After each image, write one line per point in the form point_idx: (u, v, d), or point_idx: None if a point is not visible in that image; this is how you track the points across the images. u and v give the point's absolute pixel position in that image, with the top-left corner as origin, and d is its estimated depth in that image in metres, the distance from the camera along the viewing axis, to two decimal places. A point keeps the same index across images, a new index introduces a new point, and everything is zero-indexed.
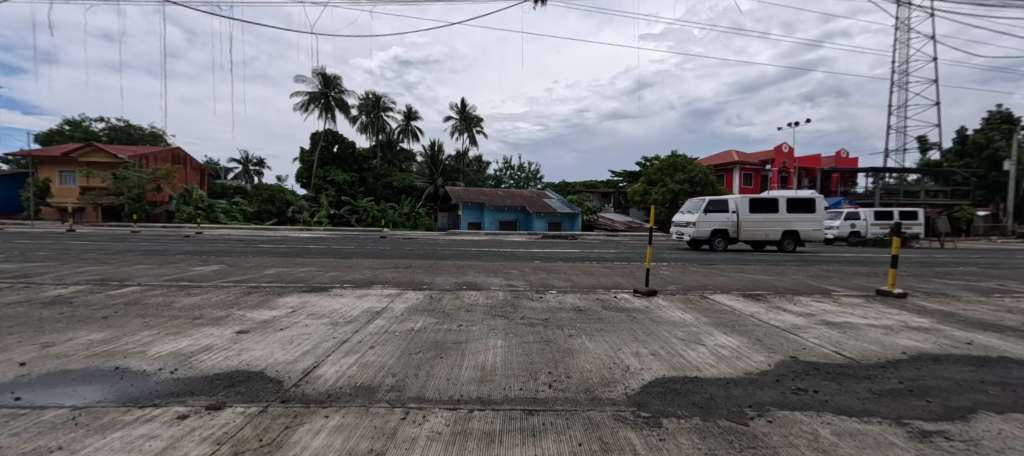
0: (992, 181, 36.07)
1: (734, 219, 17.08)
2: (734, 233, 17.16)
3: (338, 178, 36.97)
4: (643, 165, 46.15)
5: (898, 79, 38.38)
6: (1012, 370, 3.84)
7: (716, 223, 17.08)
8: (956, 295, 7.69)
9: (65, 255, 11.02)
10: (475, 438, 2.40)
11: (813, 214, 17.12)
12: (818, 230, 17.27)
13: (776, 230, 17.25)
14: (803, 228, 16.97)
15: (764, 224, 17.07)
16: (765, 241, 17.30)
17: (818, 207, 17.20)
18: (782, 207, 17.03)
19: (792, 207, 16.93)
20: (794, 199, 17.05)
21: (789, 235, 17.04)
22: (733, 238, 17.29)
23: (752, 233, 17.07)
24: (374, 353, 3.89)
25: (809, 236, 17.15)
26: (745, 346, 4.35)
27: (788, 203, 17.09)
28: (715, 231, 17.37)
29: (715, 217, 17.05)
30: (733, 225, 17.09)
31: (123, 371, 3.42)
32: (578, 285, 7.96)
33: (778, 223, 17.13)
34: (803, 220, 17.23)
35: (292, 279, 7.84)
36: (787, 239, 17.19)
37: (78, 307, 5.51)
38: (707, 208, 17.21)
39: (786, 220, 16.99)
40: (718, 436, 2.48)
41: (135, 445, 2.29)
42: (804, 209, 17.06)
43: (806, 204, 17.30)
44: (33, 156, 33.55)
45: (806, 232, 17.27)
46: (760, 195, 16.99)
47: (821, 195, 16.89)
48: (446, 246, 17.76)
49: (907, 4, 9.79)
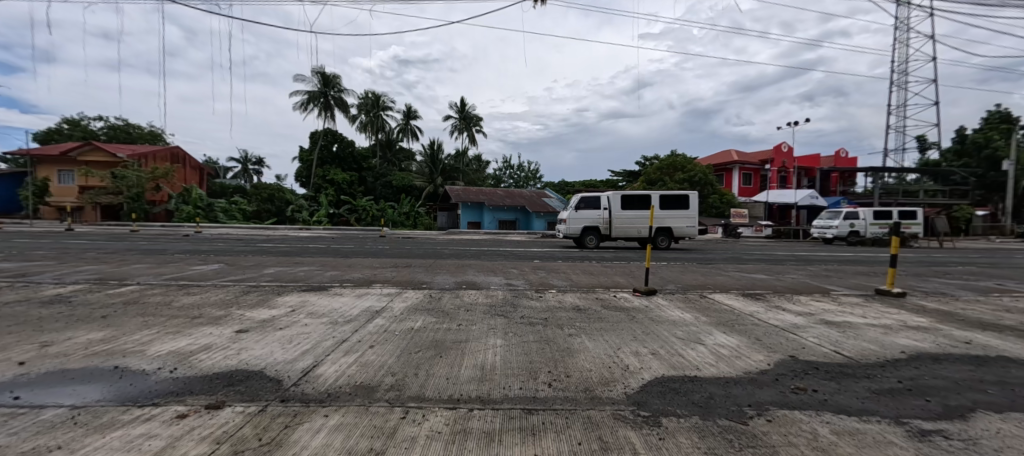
0: (991, 181, 35.94)
1: (606, 216, 17.34)
2: (603, 230, 17.42)
3: (338, 177, 36.97)
4: (643, 164, 46.18)
5: (898, 79, 38.37)
6: (1011, 370, 3.84)
7: (586, 220, 17.40)
8: (956, 295, 7.68)
9: (63, 254, 10.97)
10: (475, 438, 2.40)
11: (687, 211, 17.12)
12: (690, 227, 17.22)
13: (649, 228, 17.38)
14: (674, 225, 17.00)
15: (634, 221, 17.21)
16: (638, 237, 17.47)
17: (692, 203, 17.13)
18: (654, 204, 17.08)
19: (664, 204, 16.88)
20: (663, 195, 17.03)
21: (661, 232, 17.13)
22: (606, 236, 17.54)
23: (624, 230, 17.23)
24: (373, 353, 3.88)
25: (681, 233, 17.15)
26: (745, 346, 4.34)
27: (660, 199, 17.06)
28: (587, 228, 17.73)
29: (584, 213, 17.30)
30: (604, 223, 17.34)
31: (122, 370, 3.41)
32: (578, 284, 7.94)
33: (651, 220, 17.23)
34: (677, 217, 17.27)
35: (291, 279, 7.82)
36: (659, 236, 17.32)
37: (77, 307, 5.49)
38: (579, 205, 17.44)
39: (658, 217, 17.10)
40: (717, 435, 2.48)
41: (134, 444, 2.29)
42: (674, 205, 17.03)
43: (681, 201, 17.25)
44: (31, 155, 33.48)
45: (680, 229, 17.20)
46: (631, 191, 17.06)
47: (693, 192, 16.76)
48: (371, 245, 18.07)
49: (907, 4, 9.81)
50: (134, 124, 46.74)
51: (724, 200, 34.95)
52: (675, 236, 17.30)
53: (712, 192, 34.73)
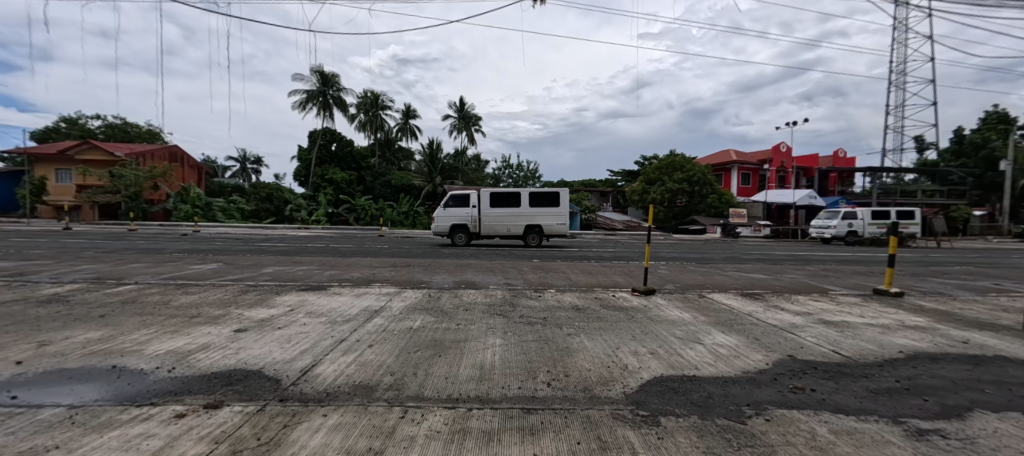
0: (989, 181, 36.32)
1: (476, 214, 17.24)
2: (473, 228, 17.28)
3: (337, 177, 37.16)
4: (642, 164, 46.33)
5: (896, 79, 38.53)
6: (1008, 369, 3.86)
7: (455, 219, 17.17)
8: (953, 294, 7.72)
9: (61, 253, 10.94)
10: (474, 437, 2.39)
11: (558, 209, 17.45)
12: (562, 225, 17.51)
13: (518, 225, 17.50)
14: (544, 222, 17.23)
15: (505, 218, 17.31)
16: (511, 236, 17.56)
17: (562, 201, 17.47)
18: (522, 201, 17.29)
19: (533, 202, 17.15)
20: (534, 193, 17.30)
21: (531, 229, 17.31)
22: (476, 234, 17.44)
23: (493, 227, 17.26)
24: (372, 352, 3.88)
25: (552, 231, 17.40)
26: (743, 346, 4.35)
27: (529, 197, 17.33)
28: (457, 226, 17.48)
29: (453, 211, 17.16)
30: (473, 221, 17.23)
31: (120, 370, 3.40)
32: (577, 284, 7.94)
33: (519, 218, 17.37)
34: (546, 214, 17.51)
35: (290, 278, 7.80)
36: (530, 233, 17.50)
37: (75, 306, 5.47)
38: (448, 202, 17.30)
39: (528, 214, 17.27)
40: (716, 434, 2.49)
41: (132, 444, 2.28)
42: (544, 203, 17.28)
43: (552, 199, 17.58)
44: (29, 154, 33.35)
45: (550, 226, 17.48)
46: (499, 189, 17.14)
47: (562, 189, 17.12)
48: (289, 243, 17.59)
49: (905, 5, 9.85)
50: (132, 123, 46.62)
51: (723, 200, 34.95)
52: (546, 233, 17.51)
53: (710, 191, 34.67)
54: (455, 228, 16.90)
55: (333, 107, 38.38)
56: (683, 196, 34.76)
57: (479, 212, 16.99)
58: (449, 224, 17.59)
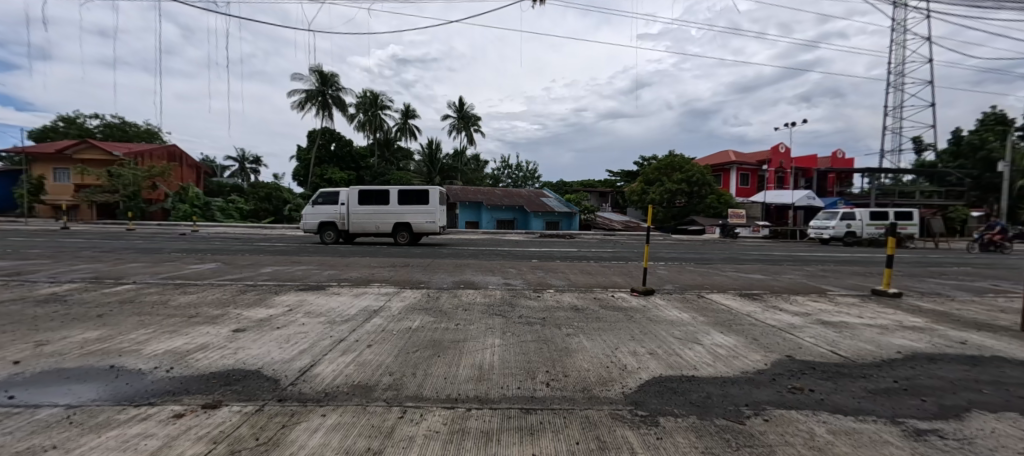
0: (987, 182, 36.27)
1: (344, 212, 17.07)
2: (341, 225, 17.10)
3: (336, 176, 37.20)
4: (640, 164, 46.58)
5: (894, 80, 38.65)
6: (1006, 369, 3.88)
7: (322, 215, 17.01)
8: (951, 295, 7.73)
9: (59, 253, 10.91)
10: (473, 437, 2.39)
11: (427, 206, 17.08)
12: (433, 223, 17.16)
13: (388, 223, 17.26)
14: (411, 220, 16.88)
15: (372, 216, 17.09)
16: (381, 234, 17.35)
17: (432, 199, 17.11)
18: (391, 199, 17.04)
19: (402, 199, 16.86)
20: (403, 191, 16.99)
21: (399, 227, 16.98)
22: (345, 231, 17.27)
23: (361, 225, 17.10)
24: (371, 353, 3.87)
25: (420, 229, 17.04)
26: (742, 346, 4.35)
27: (400, 194, 17.04)
28: (328, 223, 17.30)
29: (320, 208, 16.98)
30: (341, 218, 17.07)
31: (118, 370, 3.40)
32: (576, 284, 7.94)
33: (390, 216, 17.14)
34: (417, 212, 17.19)
35: (289, 278, 7.79)
36: (400, 231, 17.10)
37: (73, 306, 5.45)
38: (317, 200, 17.14)
39: (396, 212, 16.99)
40: (714, 434, 2.49)
41: (130, 444, 2.28)
42: (412, 201, 16.98)
43: (423, 197, 17.25)
44: (26, 153, 33.23)
45: (419, 224, 17.12)
46: (367, 186, 16.94)
47: (430, 187, 16.79)
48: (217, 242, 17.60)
49: (903, 6, 9.86)
50: (130, 122, 46.53)
51: (722, 200, 35.01)
52: (415, 231, 17.16)
53: (709, 192, 34.74)
54: (321, 225, 16.73)
55: (332, 107, 38.35)
56: (682, 197, 34.85)
57: (347, 210, 16.82)
58: (321, 221, 17.50)
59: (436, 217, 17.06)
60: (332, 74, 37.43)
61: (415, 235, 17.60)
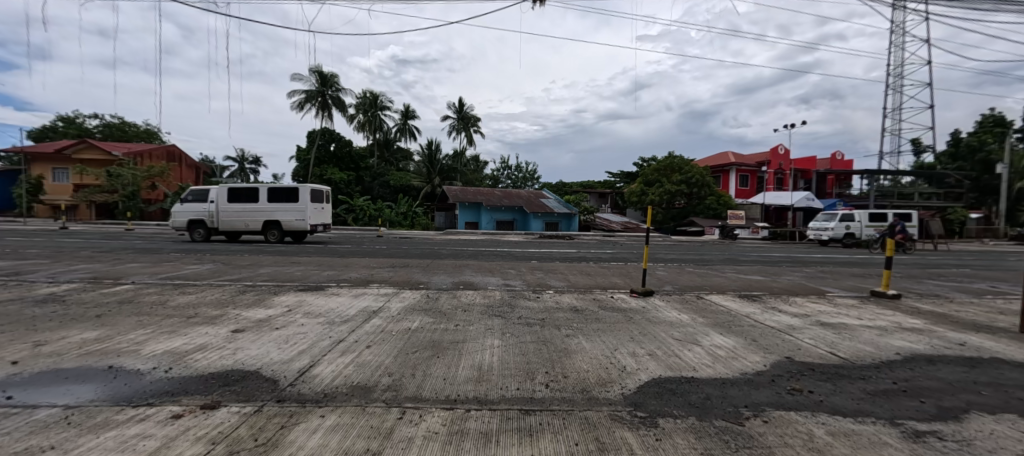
0: (984, 184, 36.59)
1: (214, 209, 16.82)
2: (211, 223, 16.86)
3: (335, 177, 37.55)
4: (639, 165, 46.85)
5: (893, 82, 38.72)
6: (1004, 371, 3.88)
7: (191, 213, 16.69)
8: (950, 297, 7.73)
9: (58, 253, 10.89)
10: (472, 438, 2.39)
11: (299, 204, 16.90)
12: (303, 221, 16.99)
13: (259, 221, 17.10)
14: (281, 218, 16.71)
15: (243, 213, 16.87)
16: (252, 231, 17.13)
17: (302, 197, 16.89)
18: (262, 197, 16.85)
19: (271, 197, 16.64)
20: (274, 188, 16.78)
21: (269, 225, 16.77)
22: (215, 229, 17.05)
23: (230, 223, 16.88)
24: (370, 353, 3.87)
25: (290, 227, 16.87)
26: (741, 347, 4.35)
27: (271, 191, 16.80)
28: (198, 221, 17.05)
29: (188, 206, 16.71)
30: (210, 216, 16.82)
31: (116, 370, 3.39)
32: (576, 285, 7.94)
33: (259, 213, 16.91)
34: (289, 210, 16.99)
35: (288, 278, 7.78)
36: (270, 229, 16.86)
37: (71, 306, 5.44)
38: (187, 198, 16.87)
39: (266, 210, 16.77)
40: (714, 436, 2.49)
41: (127, 445, 2.27)
42: (281, 199, 16.77)
43: (294, 194, 17.03)
44: (24, 152, 33.16)
45: (290, 222, 16.96)
46: (237, 184, 16.69)
47: (299, 185, 16.59)
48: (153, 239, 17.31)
49: (902, 8, 9.90)
50: (130, 122, 46.51)
51: (721, 201, 35.00)
52: (285, 229, 16.97)
53: (708, 193, 34.82)
54: (189, 223, 16.44)
55: (331, 107, 38.33)
56: (682, 198, 34.98)
57: (214, 208, 16.58)
58: (190, 218, 17.23)
59: (305, 215, 16.89)
60: (331, 74, 37.39)
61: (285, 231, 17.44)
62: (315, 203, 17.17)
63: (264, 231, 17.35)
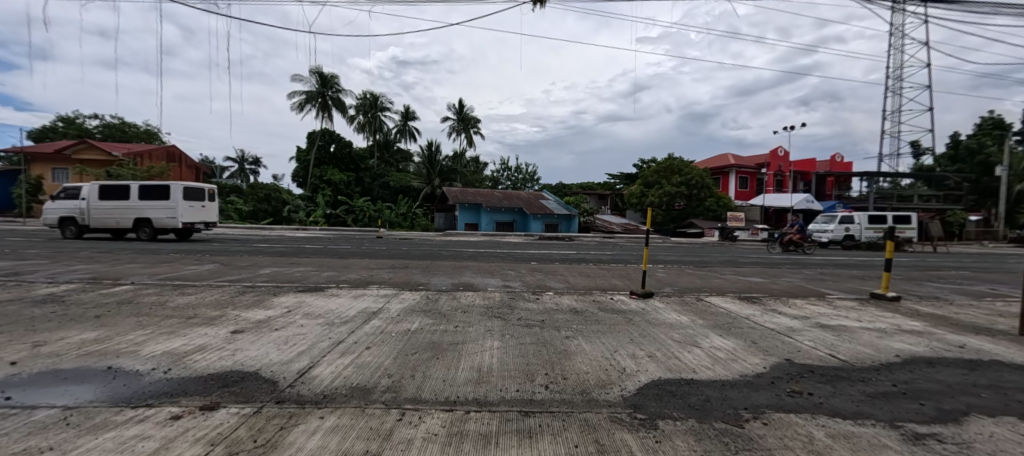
0: (984, 186, 36.73)
1: (84, 207, 16.67)
2: (81, 220, 16.70)
3: (335, 178, 37.49)
4: (639, 167, 46.94)
5: (892, 85, 38.82)
6: (1004, 374, 3.88)
7: (60, 210, 16.60)
8: (949, 299, 7.74)
9: (57, 253, 10.88)
10: (471, 440, 2.39)
11: (170, 202, 16.57)
12: (174, 219, 16.66)
13: (130, 219, 16.85)
14: (151, 216, 16.43)
15: (114, 211, 16.66)
16: (124, 229, 16.93)
17: (173, 195, 16.55)
18: (132, 194, 16.57)
19: (141, 194, 16.36)
20: (145, 186, 16.47)
21: (138, 223, 16.44)
22: (87, 227, 16.93)
23: (101, 220, 16.70)
24: (370, 354, 3.88)
25: (160, 225, 16.58)
26: (740, 349, 4.36)
27: (144, 189, 16.52)
28: (69, 219, 16.94)
29: (57, 204, 16.66)
30: (80, 213, 16.68)
31: (115, 371, 3.38)
32: (576, 286, 7.95)
33: (128, 211, 16.66)
34: (160, 208, 16.68)
35: (287, 279, 7.78)
36: (140, 228, 16.58)
37: (70, 306, 5.43)
38: (58, 195, 16.77)
39: (135, 207, 16.49)
40: (713, 438, 2.49)
41: (127, 445, 2.27)
42: (150, 196, 16.48)
43: (165, 192, 16.67)
44: (24, 152, 33.15)
45: (161, 220, 16.66)
46: (108, 181, 16.44)
47: (169, 183, 16.24)
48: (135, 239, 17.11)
49: (901, 11, 9.93)
50: (130, 123, 46.52)
51: (721, 203, 35.02)
52: (156, 228, 16.68)
53: (708, 195, 34.84)
54: (58, 220, 16.36)
55: (331, 108, 38.36)
56: (681, 199, 34.98)
57: (84, 205, 16.42)
58: (62, 215, 17.17)
59: (176, 213, 16.60)
60: (332, 75, 37.47)
61: (160, 229, 17.10)
62: (188, 202, 16.81)
63: (137, 229, 17.10)
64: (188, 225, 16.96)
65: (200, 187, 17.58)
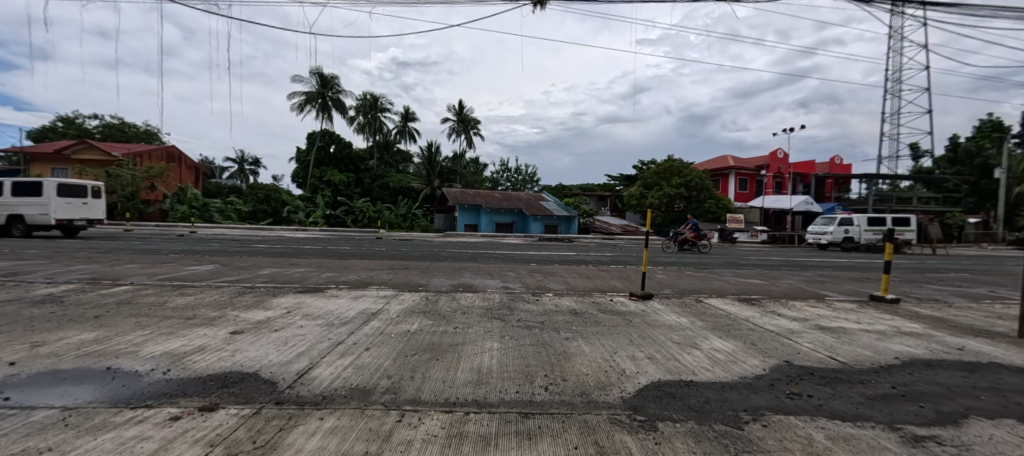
0: (983, 188, 36.84)
1: None
2: None
3: (335, 178, 37.38)
4: (638, 168, 46.99)
5: (892, 87, 38.92)
6: (1003, 376, 3.88)
7: None
8: (948, 301, 7.76)
9: (57, 253, 10.89)
10: (470, 442, 2.39)
11: (44, 199, 16.65)
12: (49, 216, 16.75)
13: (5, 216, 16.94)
14: (23, 213, 16.55)
15: None
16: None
17: (47, 192, 16.63)
18: (6, 191, 16.69)
19: (14, 191, 16.48)
20: (18, 183, 16.58)
21: (11, 220, 16.53)
22: None
23: None
24: (369, 355, 3.88)
25: (34, 221, 16.65)
26: (740, 351, 4.36)
27: (18, 186, 16.61)
28: None
29: None
30: None
31: (113, 371, 3.38)
32: (575, 288, 7.97)
33: (2, 208, 16.77)
34: (34, 205, 16.78)
35: (287, 280, 7.78)
36: (13, 225, 16.65)
37: (68, 307, 5.42)
38: None
39: (8, 204, 16.57)
40: (713, 440, 2.49)
41: (126, 446, 2.27)
42: (21, 193, 16.58)
43: (39, 189, 16.76)
44: (24, 152, 33.19)
45: (35, 217, 16.74)
46: None
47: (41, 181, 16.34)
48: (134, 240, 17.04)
49: (900, 13, 9.95)
50: (129, 123, 46.47)
51: (720, 205, 35.03)
52: (30, 225, 16.78)
53: (707, 197, 34.87)
54: None
55: (331, 109, 38.37)
56: (680, 201, 35.01)
57: None
58: None
59: (49, 210, 16.70)
60: (332, 76, 37.53)
61: (38, 227, 17.15)
62: (62, 200, 16.89)
63: (14, 226, 17.19)
64: (62, 223, 17.05)
65: (81, 185, 17.67)
